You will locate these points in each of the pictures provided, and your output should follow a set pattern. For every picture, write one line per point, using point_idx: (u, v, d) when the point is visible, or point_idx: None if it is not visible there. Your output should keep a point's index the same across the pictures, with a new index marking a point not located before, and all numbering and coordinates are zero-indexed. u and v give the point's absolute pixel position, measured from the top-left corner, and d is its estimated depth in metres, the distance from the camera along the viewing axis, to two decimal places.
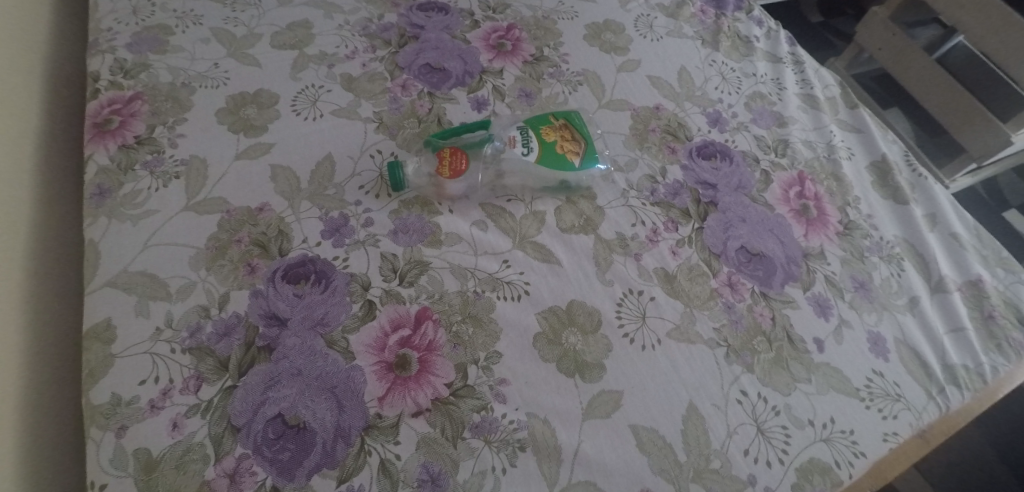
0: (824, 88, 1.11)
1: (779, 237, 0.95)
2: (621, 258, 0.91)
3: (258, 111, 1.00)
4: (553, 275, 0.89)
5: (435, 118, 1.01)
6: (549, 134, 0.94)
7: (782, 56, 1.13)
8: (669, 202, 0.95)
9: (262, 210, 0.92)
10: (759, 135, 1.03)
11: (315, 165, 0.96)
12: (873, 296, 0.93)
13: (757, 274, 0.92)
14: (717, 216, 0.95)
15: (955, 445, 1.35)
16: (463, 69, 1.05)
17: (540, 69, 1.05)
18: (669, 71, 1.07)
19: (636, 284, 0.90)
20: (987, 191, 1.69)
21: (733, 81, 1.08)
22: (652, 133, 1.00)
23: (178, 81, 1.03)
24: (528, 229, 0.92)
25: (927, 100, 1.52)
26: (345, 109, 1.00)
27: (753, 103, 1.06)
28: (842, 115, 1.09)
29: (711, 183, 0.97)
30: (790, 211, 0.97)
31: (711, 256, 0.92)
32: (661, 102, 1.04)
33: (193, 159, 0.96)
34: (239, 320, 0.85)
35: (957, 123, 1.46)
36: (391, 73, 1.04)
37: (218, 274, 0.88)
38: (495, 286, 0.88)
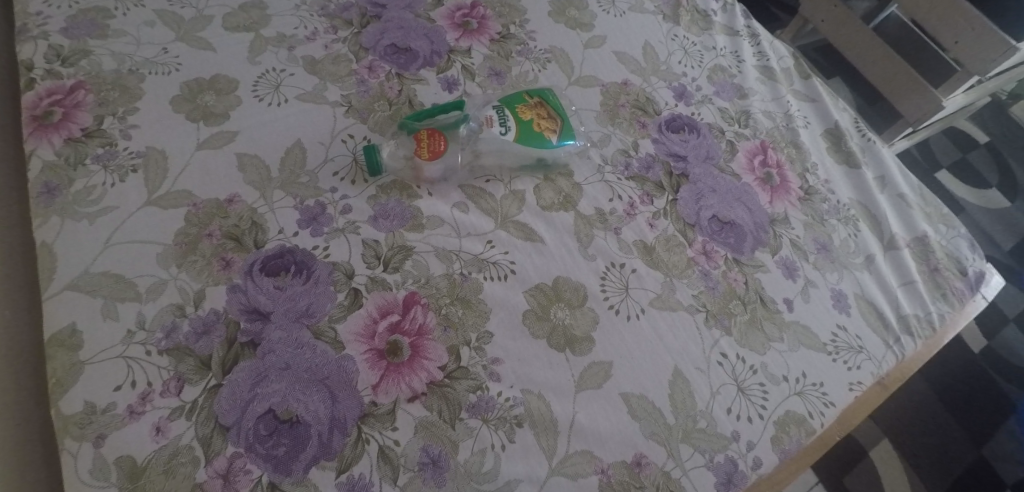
0: (779, 60, 1.15)
1: (746, 205, 0.97)
2: (601, 233, 0.93)
3: (217, 98, 0.96)
4: (538, 253, 0.90)
5: (406, 100, 1.00)
6: (525, 112, 0.94)
7: (738, 29, 1.16)
8: (642, 176, 0.97)
9: (232, 202, 0.89)
10: (722, 107, 1.06)
11: (284, 152, 0.93)
12: (833, 255, 0.96)
13: (729, 241, 0.94)
14: (689, 187, 0.97)
15: (905, 400, 1.46)
16: (430, 49, 1.04)
17: (507, 48, 1.05)
18: (634, 46, 1.08)
19: (617, 257, 0.91)
20: (919, 152, 1.81)
21: (694, 55, 1.10)
22: (623, 108, 1.02)
23: (123, 67, 0.97)
24: (509, 209, 0.93)
25: (867, 70, 1.59)
26: (310, 94, 0.98)
27: (715, 76, 1.09)
28: (796, 86, 1.13)
29: (681, 155, 1.00)
30: (754, 179, 0.99)
31: (686, 227, 0.94)
32: (628, 77, 1.05)
33: (150, 150, 0.91)
34: (218, 317, 0.82)
35: (895, 91, 1.55)
36: (356, 53, 1.02)
37: (191, 270, 0.84)
38: (481, 267, 0.88)
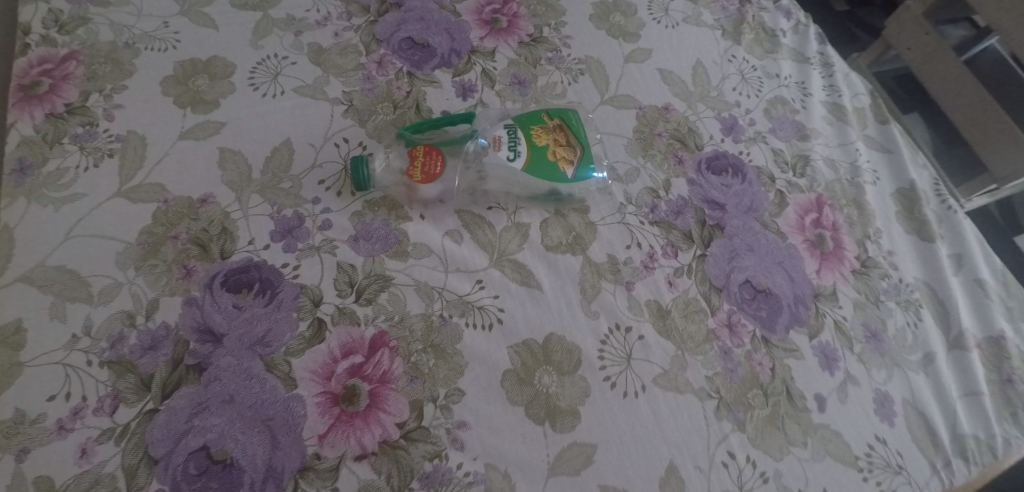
0: (853, 97, 0.99)
1: (788, 272, 0.83)
2: (610, 286, 0.80)
3: (210, 83, 0.88)
4: (532, 301, 0.78)
5: (413, 103, 0.89)
6: (540, 137, 0.82)
7: (809, 56, 1.00)
8: (670, 222, 0.84)
9: (205, 202, 0.80)
10: (778, 148, 0.91)
11: (270, 152, 0.84)
12: (885, 348, 0.81)
13: (760, 314, 0.80)
14: (723, 242, 0.84)
15: None
16: (450, 47, 0.93)
17: (537, 53, 0.94)
18: (683, 65, 0.96)
19: (624, 318, 0.79)
20: None
21: (753, 82, 0.96)
22: (658, 138, 0.89)
23: (120, 40, 0.90)
24: (508, 244, 0.81)
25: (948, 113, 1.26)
26: (311, 87, 0.89)
27: (774, 110, 0.94)
28: (869, 130, 0.96)
29: (719, 202, 0.86)
30: (803, 242, 0.85)
31: (712, 290, 0.81)
32: (671, 101, 0.92)
33: (130, 135, 0.84)
34: (168, 333, 0.75)
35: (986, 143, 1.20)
36: (367, 45, 0.92)
37: (148, 276, 0.77)
38: (465, 311, 0.77)
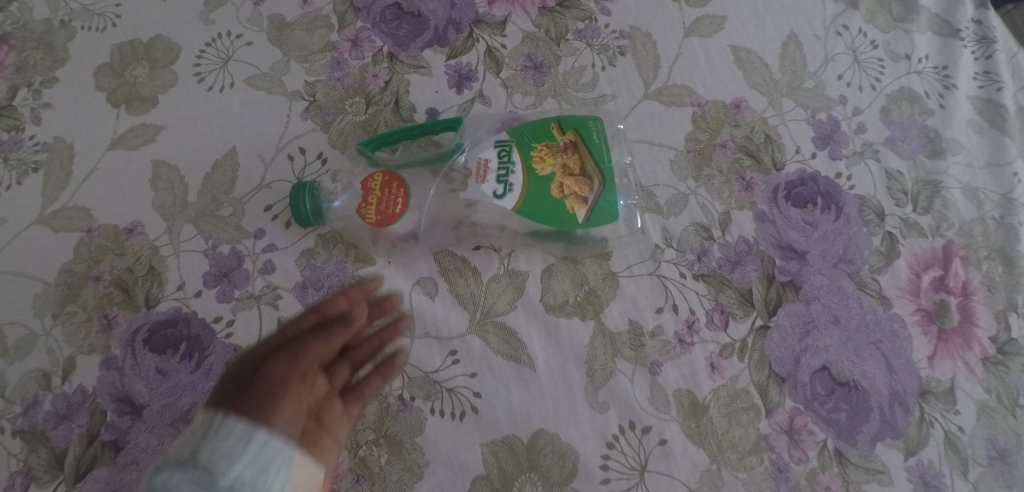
0: (1019, 89, 0.72)
1: (885, 358, 0.62)
2: (627, 367, 0.60)
3: (149, 72, 0.71)
4: (519, 385, 0.59)
5: (392, 98, 0.69)
6: (544, 161, 0.60)
7: (960, 26, 0.72)
8: (723, 277, 0.63)
9: (132, 233, 0.66)
10: (894, 169, 0.68)
11: (210, 168, 0.67)
12: (1015, 475, 0.61)
13: (837, 418, 0.60)
14: (795, 309, 0.62)
15: None
16: (447, 16, 0.71)
17: (563, 23, 0.71)
18: (767, 40, 0.71)
19: (641, 414, 0.59)
20: None
21: (869, 67, 0.71)
22: (720, 151, 0.67)
23: (55, 16, 0.72)
24: (496, 301, 0.61)
25: None
26: (268, 78, 0.70)
27: (895, 109, 0.70)
28: None
29: (797, 248, 0.64)
30: (916, 312, 0.64)
31: (771, 381, 0.60)
32: (744, 96, 0.69)
33: (57, 143, 0.69)
34: (84, 400, 0.62)
35: None
36: (342, 17, 0.71)
37: (65, 326, 0.64)
38: (431, 392, 0.59)
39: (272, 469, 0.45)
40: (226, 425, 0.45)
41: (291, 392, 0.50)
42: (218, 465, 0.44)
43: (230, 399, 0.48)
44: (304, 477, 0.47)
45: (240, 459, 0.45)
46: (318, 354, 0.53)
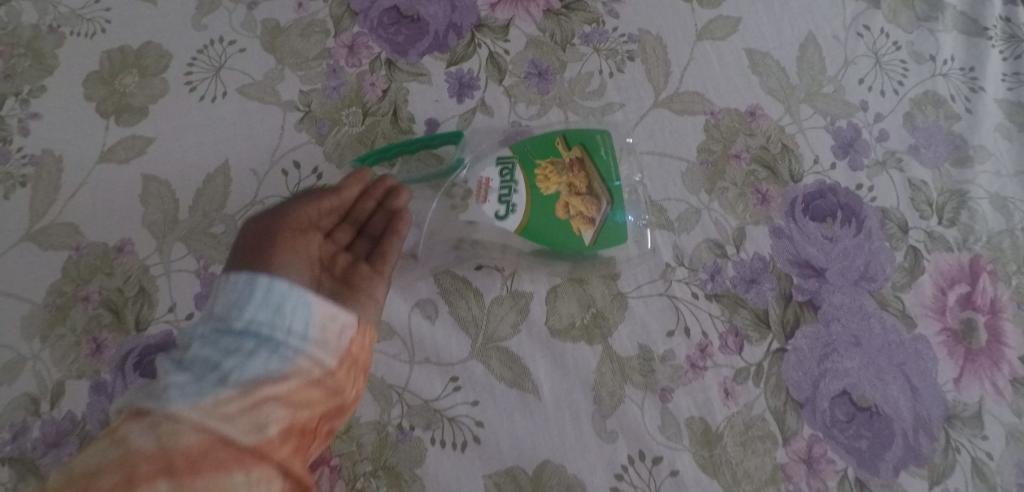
0: None
1: (909, 382, 0.59)
2: (636, 393, 0.57)
3: (139, 82, 0.68)
4: (524, 412, 0.57)
5: (389, 108, 0.66)
6: (549, 180, 0.58)
7: (987, 25, 0.69)
8: (737, 296, 0.60)
9: (121, 251, 0.63)
10: (919, 179, 0.64)
11: (202, 183, 0.65)
12: None
13: (858, 446, 0.57)
14: (813, 331, 0.59)
15: None
16: (448, 20, 0.68)
17: (569, 27, 0.67)
18: (785, 42, 0.67)
19: (652, 444, 0.56)
20: None
21: (892, 71, 0.67)
22: (735, 162, 0.63)
23: (43, 22, 0.68)
24: (498, 324, 0.58)
25: None
26: (262, 87, 0.67)
27: (919, 115, 0.66)
28: None
29: (816, 265, 0.61)
30: (942, 332, 0.60)
31: (788, 407, 0.57)
32: (760, 103, 0.65)
33: (46, 156, 0.65)
34: (74, 426, 0.59)
35: None
36: (338, 22, 0.68)
37: (54, 350, 0.61)
38: (431, 421, 0.56)
39: (287, 308, 0.51)
40: (226, 281, 0.51)
41: (294, 252, 0.55)
42: (232, 313, 0.50)
43: (244, 252, 0.54)
44: (327, 316, 0.53)
45: (249, 305, 0.50)
46: (308, 215, 0.56)
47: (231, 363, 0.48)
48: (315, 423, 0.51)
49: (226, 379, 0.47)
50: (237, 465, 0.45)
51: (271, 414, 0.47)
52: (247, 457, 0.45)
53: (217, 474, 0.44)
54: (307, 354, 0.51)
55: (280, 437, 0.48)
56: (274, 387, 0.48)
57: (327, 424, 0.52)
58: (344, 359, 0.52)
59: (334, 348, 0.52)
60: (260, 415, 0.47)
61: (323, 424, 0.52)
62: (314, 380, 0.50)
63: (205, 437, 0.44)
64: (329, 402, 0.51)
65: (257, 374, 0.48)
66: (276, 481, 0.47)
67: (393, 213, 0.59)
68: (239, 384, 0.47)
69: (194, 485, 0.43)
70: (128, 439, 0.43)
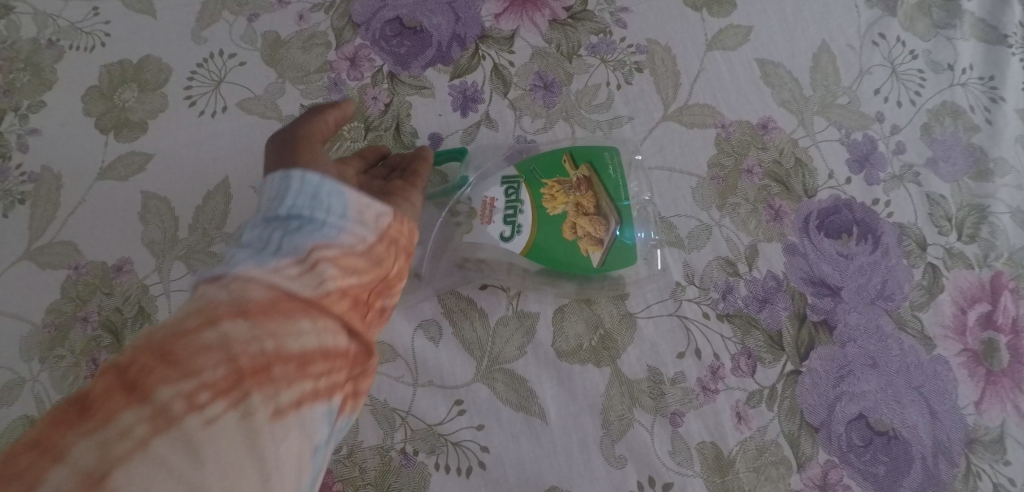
0: None
1: (927, 404, 0.57)
2: (646, 417, 0.56)
3: (139, 96, 0.66)
4: (530, 437, 0.55)
5: (392, 123, 0.64)
6: (555, 200, 0.57)
7: (1007, 32, 0.66)
8: (750, 317, 0.58)
9: (120, 271, 0.61)
10: (938, 194, 0.62)
11: (202, 200, 0.63)
12: None
13: (876, 471, 0.56)
14: (828, 353, 0.58)
15: None
16: (452, 32, 0.66)
17: (575, 38, 0.65)
18: (798, 52, 0.65)
19: (662, 470, 0.55)
20: None
21: (910, 80, 0.65)
22: (747, 177, 0.62)
23: (42, 35, 0.66)
24: (504, 347, 0.57)
25: None
26: (263, 101, 0.66)
27: (938, 126, 0.64)
28: None
29: (830, 283, 0.59)
30: (962, 353, 0.58)
31: (802, 431, 0.56)
32: (773, 115, 0.63)
33: (45, 173, 0.63)
34: None
35: None
36: (340, 34, 0.67)
37: (53, 372, 0.59)
38: (435, 446, 0.55)
39: (325, 194, 0.44)
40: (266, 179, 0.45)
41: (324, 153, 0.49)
42: (272, 203, 0.44)
43: (270, 162, 0.47)
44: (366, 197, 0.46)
45: (288, 194, 0.44)
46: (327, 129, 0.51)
47: (284, 229, 0.43)
48: (366, 294, 0.45)
49: (279, 244, 0.42)
50: (305, 315, 0.41)
51: (327, 272, 0.42)
52: (314, 306, 0.41)
53: (283, 323, 0.40)
54: (351, 231, 0.44)
55: (344, 292, 0.43)
56: (328, 246, 0.43)
57: (379, 300, 0.47)
58: (386, 242, 0.46)
59: (373, 224, 0.46)
60: (316, 276, 0.42)
61: (375, 299, 0.46)
62: (364, 254, 0.45)
63: (271, 296, 0.40)
64: (376, 273, 0.45)
65: (313, 238, 0.43)
66: (341, 336, 0.43)
67: (415, 156, 0.57)
68: (292, 250, 0.42)
69: (264, 330, 0.39)
70: (198, 299, 0.39)
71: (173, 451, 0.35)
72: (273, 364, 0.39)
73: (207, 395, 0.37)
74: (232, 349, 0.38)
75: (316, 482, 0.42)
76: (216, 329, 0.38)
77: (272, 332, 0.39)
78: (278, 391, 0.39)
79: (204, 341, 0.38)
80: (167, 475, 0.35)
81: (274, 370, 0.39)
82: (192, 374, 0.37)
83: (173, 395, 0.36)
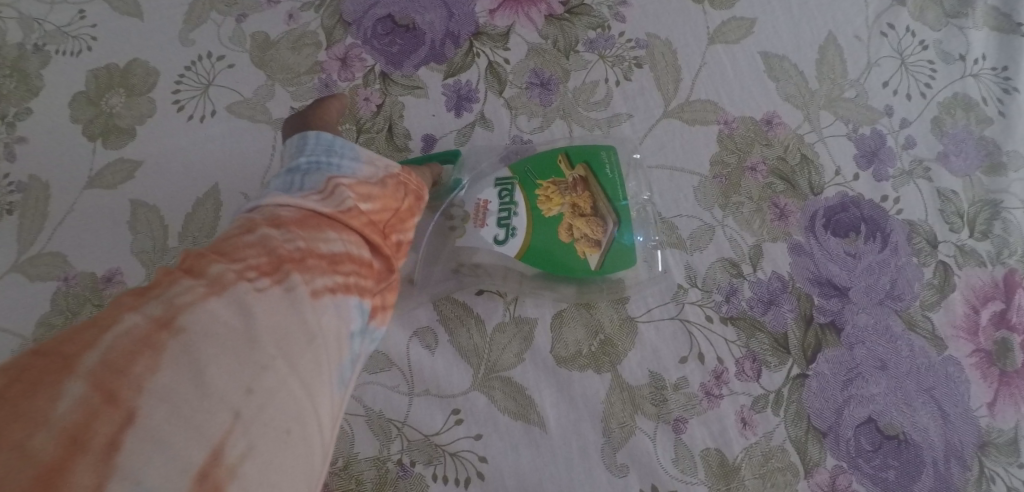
0: None
1: (939, 407, 0.55)
2: (649, 425, 0.54)
3: (127, 101, 0.64)
4: (530, 446, 0.54)
5: (384, 125, 0.63)
6: (551, 200, 0.56)
7: (1021, 20, 0.64)
8: (754, 320, 0.56)
9: (110, 282, 0.60)
10: (949, 189, 0.60)
11: (192, 207, 0.62)
12: None
13: (886, 477, 0.54)
14: (836, 355, 0.56)
15: None
16: (445, 29, 0.64)
17: (572, 33, 0.63)
18: (803, 43, 0.63)
19: (665, 479, 0.53)
20: None
21: (920, 71, 0.62)
22: (751, 175, 0.60)
23: (28, 41, 0.65)
24: (501, 354, 0.56)
25: None
26: (254, 104, 0.64)
27: (949, 118, 0.62)
28: None
29: (838, 284, 0.57)
30: (975, 353, 0.57)
31: (810, 437, 0.54)
32: (777, 110, 0.61)
33: (32, 182, 0.62)
34: None
35: None
36: (331, 33, 0.65)
37: None
38: (433, 457, 0.53)
39: (339, 149, 0.45)
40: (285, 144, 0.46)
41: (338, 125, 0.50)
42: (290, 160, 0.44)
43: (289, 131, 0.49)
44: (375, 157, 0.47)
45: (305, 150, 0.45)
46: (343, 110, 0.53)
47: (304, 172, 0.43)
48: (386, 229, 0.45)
49: (302, 184, 0.42)
50: (333, 227, 0.40)
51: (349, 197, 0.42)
52: (339, 219, 0.40)
53: (316, 230, 0.39)
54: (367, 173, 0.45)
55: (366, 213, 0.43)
56: (344, 176, 0.43)
57: (395, 234, 0.46)
58: (397, 183, 0.47)
59: (384, 169, 0.47)
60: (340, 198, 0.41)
61: (391, 231, 0.45)
62: (381, 191, 0.45)
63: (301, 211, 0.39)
64: (391, 208, 0.45)
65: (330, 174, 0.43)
66: (366, 252, 0.42)
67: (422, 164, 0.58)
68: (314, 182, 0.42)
69: (299, 234, 0.38)
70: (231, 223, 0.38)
71: (227, 315, 0.33)
72: (309, 260, 0.38)
73: (255, 272, 0.35)
74: (273, 245, 0.37)
75: (354, 375, 0.40)
76: (256, 232, 0.37)
77: (306, 236, 0.38)
78: (317, 276, 0.37)
79: (246, 240, 0.36)
80: (231, 324, 0.33)
81: (310, 263, 0.37)
82: (239, 256, 0.35)
83: (226, 269, 0.35)
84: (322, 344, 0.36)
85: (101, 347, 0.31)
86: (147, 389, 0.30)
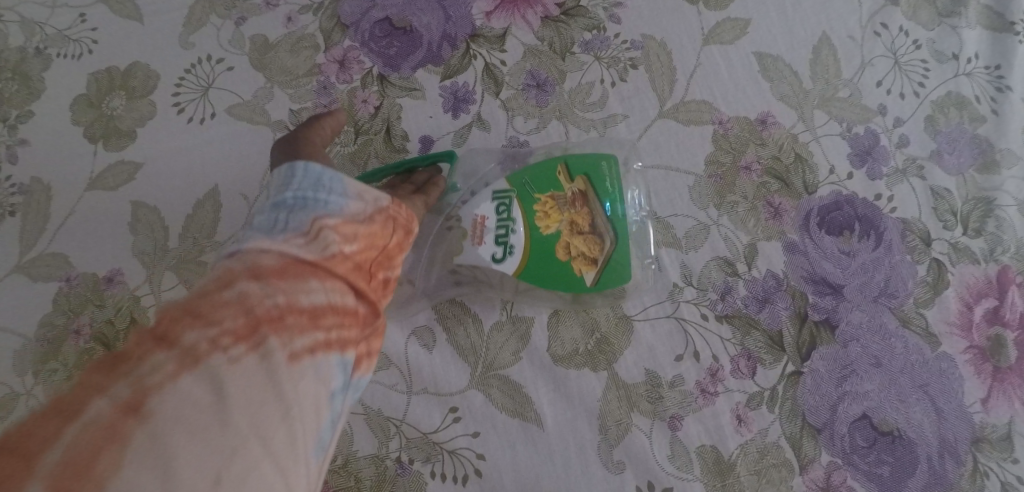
0: None
1: (933, 403, 0.56)
2: (645, 422, 0.55)
3: (127, 104, 0.65)
4: (527, 443, 0.54)
5: (382, 126, 0.63)
6: (549, 218, 0.56)
7: (1015, 19, 0.64)
8: (749, 317, 0.57)
9: (111, 283, 0.61)
10: (942, 188, 0.61)
11: (192, 208, 0.63)
12: None
13: (880, 473, 0.54)
14: (830, 353, 0.56)
15: None
16: (442, 31, 0.65)
17: (568, 35, 0.64)
18: (797, 44, 0.64)
19: (661, 475, 0.54)
20: None
21: (913, 70, 0.63)
22: (745, 174, 0.60)
23: (30, 44, 0.65)
24: (499, 353, 0.56)
25: None
26: (253, 106, 0.65)
27: (943, 117, 0.62)
28: None
29: (832, 282, 0.58)
30: (969, 350, 0.57)
31: (805, 433, 0.55)
32: (772, 110, 0.62)
33: (34, 184, 0.63)
34: None
35: None
36: (329, 36, 0.65)
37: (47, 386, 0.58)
38: (431, 455, 0.54)
39: (325, 181, 0.43)
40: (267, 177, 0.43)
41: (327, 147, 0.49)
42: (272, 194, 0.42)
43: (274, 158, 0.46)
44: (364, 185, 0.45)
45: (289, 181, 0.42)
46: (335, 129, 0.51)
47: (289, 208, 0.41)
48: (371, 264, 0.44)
49: (285, 222, 0.40)
50: (314, 275, 0.39)
51: (331, 238, 0.41)
52: (321, 267, 0.40)
53: (295, 283, 0.38)
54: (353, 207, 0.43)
55: (351, 256, 0.42)
56: (330, 216, 0.41)
57: (381, 272, 0.45)
58: (386, 217, 0.45)
59: (372, 202, 0.45)
60: (323, 241, 0.40)
61: (377, 269, 0.45)
62: (366, 225, 0.43)
63: (279, 261, 0.38)
64: (375, 244, 0.44)
65: (313, 211, 0.41)
66: (350, 297, 0.41)
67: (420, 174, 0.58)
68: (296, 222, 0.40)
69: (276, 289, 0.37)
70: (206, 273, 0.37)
71: (198, 391, 0.33)
72: (287, 316, 0.37)
73: (230, 339, 0.35)
74: (251, 303, 0.36)
75: (336, 435, 0.40)
76: (233, 288, 0.36)
77: (285, 289, 0.37)
78: (295, 337, 0.37)
79: (222, 298, 0.36)
80: (202, 400, 0.33)
81: (288, 320, 0.37)
82: (214, 319, 0.35)
83: (200, 337, 0.34)
84: (298, 412, 0.36)
85: (63, 443, 0.31)
86: (113, 486, 0.30)
